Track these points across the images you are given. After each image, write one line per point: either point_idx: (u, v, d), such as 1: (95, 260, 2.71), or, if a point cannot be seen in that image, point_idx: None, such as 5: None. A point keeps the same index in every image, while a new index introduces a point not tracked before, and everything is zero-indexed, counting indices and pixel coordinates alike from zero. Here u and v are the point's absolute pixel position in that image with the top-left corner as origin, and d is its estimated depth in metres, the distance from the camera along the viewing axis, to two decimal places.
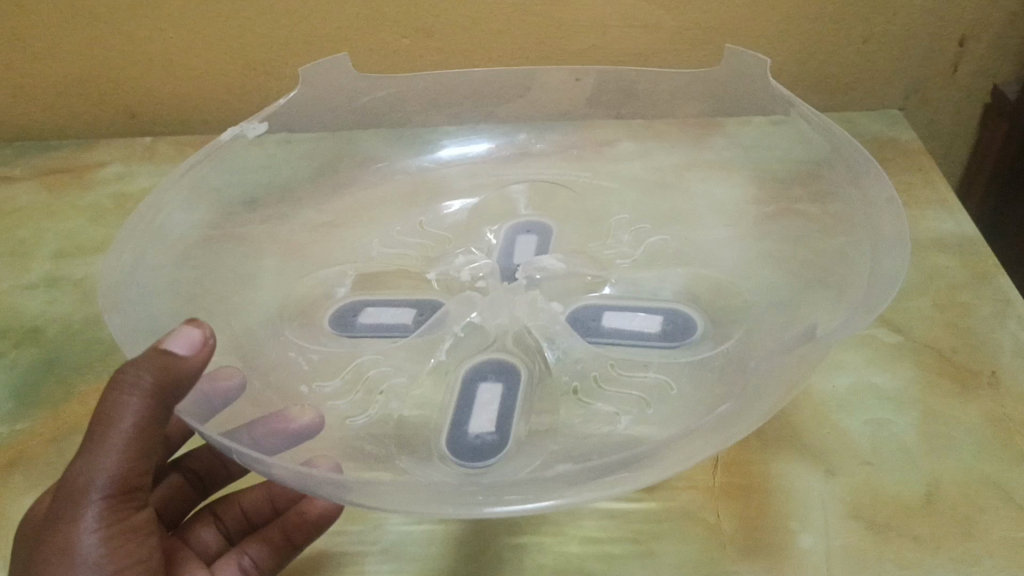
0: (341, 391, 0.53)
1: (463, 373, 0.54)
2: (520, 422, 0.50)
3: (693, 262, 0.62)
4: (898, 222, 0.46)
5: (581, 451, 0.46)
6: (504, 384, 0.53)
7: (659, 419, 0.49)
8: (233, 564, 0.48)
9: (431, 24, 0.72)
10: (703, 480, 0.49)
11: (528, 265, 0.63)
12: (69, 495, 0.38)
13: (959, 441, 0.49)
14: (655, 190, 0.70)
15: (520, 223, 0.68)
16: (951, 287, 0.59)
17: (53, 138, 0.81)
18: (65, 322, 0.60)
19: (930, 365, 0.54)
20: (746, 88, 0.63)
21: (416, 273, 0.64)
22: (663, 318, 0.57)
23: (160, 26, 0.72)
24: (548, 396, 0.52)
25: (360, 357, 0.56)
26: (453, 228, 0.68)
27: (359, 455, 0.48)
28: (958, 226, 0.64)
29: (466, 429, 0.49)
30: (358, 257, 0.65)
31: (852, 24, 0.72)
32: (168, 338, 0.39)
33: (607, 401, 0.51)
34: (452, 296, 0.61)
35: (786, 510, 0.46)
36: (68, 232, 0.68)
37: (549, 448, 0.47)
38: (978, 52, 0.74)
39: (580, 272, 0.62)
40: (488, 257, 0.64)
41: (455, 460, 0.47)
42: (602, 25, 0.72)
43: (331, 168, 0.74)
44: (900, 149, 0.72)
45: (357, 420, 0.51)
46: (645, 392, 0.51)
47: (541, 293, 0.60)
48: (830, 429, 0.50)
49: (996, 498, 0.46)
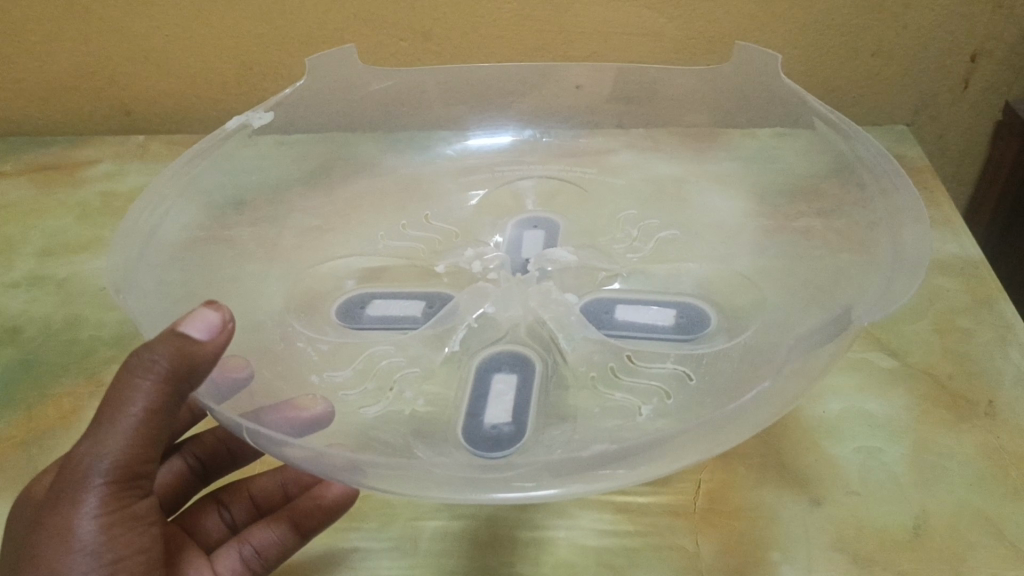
0: (354, 380, 0.53)
1: (477, 363, 0.54)
2: (537, 415, 0.49)
3: (711, 259, 0.61)
4: (924, 247, 0.46)
5: (597, 438, 0.46)
6: (519, 375, 0.53)
7: (678, 410, 0.48)
8: (233, 552, 0.46)
9: (431, 28, 0.70)
10: (683, 505, 0.47)
11: (539, 258, 0.62)
12: (70, 479, 0.36)
13: (952, 472, 0.48)
14: (657, 197, 0.69)
15: (526, 218, 0.67)
16: (951, 311, 0.58)
17: (48, 134, 0.80)
18: (45, 322, 0.59)
19: (927, 393, 0.52)
20: (760, 87, 0.63)
21: (423, 265, 0.63)
22: (676, 311, 0.56)
23: (156, 25, 0.72)
24: (563, 388, 0.52)
25: (373, 346, 0.55)
26: (453, 220, 0.67)
27: (376, 443, 0.47)
28: (962, 248, 0.63)
29: (482, 419, 0.49)
30: (366, 249, 0.65)
31: (860, 35, 0.70)
32: (185, 317, 0.37)
33: (627, 391, 0.51)
34: (462, 288, 0.61)
35: (769, 539, 0.45)
36: (54, 231, 0.68)
37: (566, 440, 0.47)
38: (989, 68, 0.72)
39: (592, 266, 0.62)
40: (498, 250, 0.64)
41: (470, 448, 0.47)
42: (603, 33, 0.71)
43: (325, 171, 0.72)
44: (906, 167, 0.70)
45: (370, 414, 0.50)
46: (665, 382, 0.50)
47: (555, 284, 0.60)
48: (818, 456, 0.49)
49: (986, 535, 0.44)
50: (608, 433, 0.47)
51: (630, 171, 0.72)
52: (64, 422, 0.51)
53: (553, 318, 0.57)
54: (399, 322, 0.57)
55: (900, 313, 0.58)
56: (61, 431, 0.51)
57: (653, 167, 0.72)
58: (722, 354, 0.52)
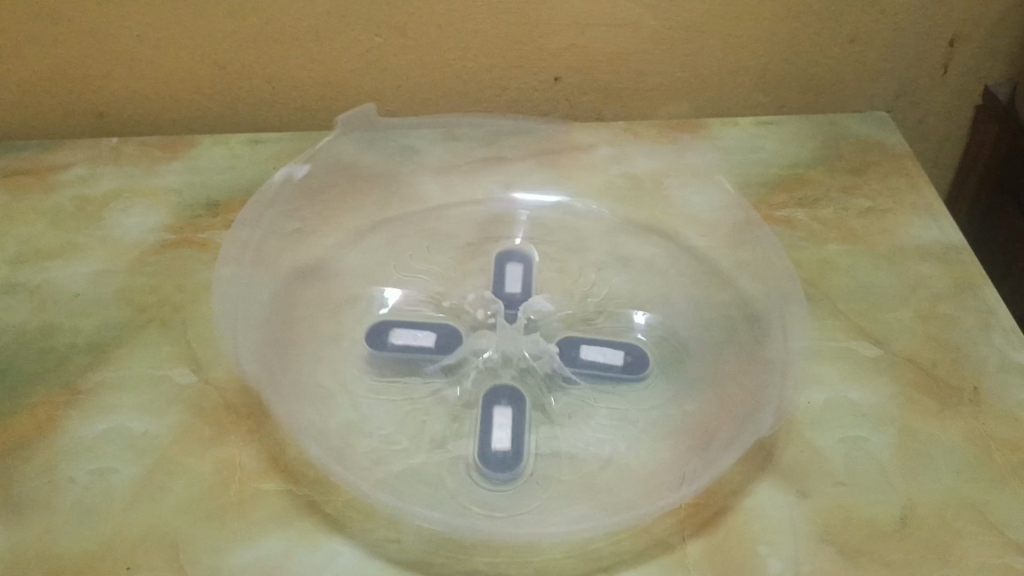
0: (332, 369, 0.53)
1: (451, 353, 0.54)
2: (521, 410, 0.50)
3: (684, 261, 0.60)
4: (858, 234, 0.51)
5: (579, 451, 0.48)
6: (494, 366, 0.53)
7: (645, 412, 0.50)
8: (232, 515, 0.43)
9: (406, 21, 0.68)
10: (668, 501, 0.45)
11: (492, 242, 0.63)
12: None
13: (938, 461, 0.47)
14: (631, 196, 0.67)
15: (484, 207, 0.67)
16: (934, 297, 0.56)
17: (7, 137, 0.75)
18: (17, 329, 0.56)
19: (911, 381, 0.51)
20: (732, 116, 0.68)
21: (393, 260, 0.62)
22: (623, 289, 0.59)
23: (126, 25, 0.69)
24: (536, 378, 0.52)
25: (352, 342, 0.55)
26: (420, 217, 0.66)
27: (369, 456, 0.48)
28: (943, 233, 0.60)
29: (470, 422, 0.49)
30: (340, 236, 0.64)
31: (840, 21, 0.69)
32: None
33: (595, 376, 0.52)
34: (428, 277, 0.61)
35: (755, 532, 0.44)
36: (25, 237, 0.64)
37: (554, 449, 0.48)
38: (968, 52, 0.72)
39: (540, 248, 0.63)
40: (461, 240, 0.64)
41: (467, 453, 0.48)
42: (581, 24, 0.69)
43: (301, 171, 0.69)
44: (886, 153, 0.68)
45: (345, 407, 0.51)
46: (628, 369, 0.52)
47: (499, 261, 0.61)
48: (803, 448, 0.48)
49: (974, 523, 0.44)
50: (587, 446, 0.48)
51: (608, 168, 0.69)
52: (38, 433, 0.49)
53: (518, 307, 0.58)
54: (367, 310, 0.58)
55: (883, 299, 0.56)
56: (34, 443, 0.49)
57: (632, 163, 0.70)
58: (681, 352, 0.54)
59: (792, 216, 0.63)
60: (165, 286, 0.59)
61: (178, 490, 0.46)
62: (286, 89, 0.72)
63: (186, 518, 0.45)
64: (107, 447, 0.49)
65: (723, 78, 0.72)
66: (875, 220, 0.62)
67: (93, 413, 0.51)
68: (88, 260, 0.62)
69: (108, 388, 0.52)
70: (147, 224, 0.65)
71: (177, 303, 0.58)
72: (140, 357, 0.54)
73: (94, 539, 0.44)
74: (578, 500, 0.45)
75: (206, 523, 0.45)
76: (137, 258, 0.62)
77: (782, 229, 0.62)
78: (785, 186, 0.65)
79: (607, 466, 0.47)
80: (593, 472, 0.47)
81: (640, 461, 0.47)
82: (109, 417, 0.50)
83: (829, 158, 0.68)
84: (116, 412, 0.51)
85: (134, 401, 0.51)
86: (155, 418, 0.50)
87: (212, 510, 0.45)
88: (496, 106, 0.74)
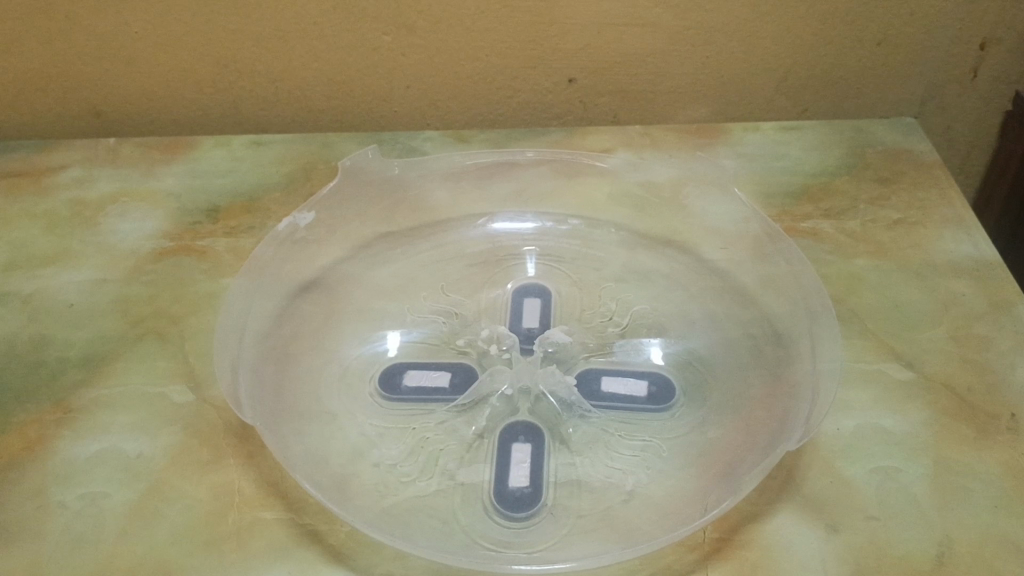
0: (337, 392, 0.51)
1: (462, 385, 0.51)
2: (536, 443, 0.48)
3: (705, 277, 0.58)
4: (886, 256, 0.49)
5: (597, 483, 0.45)
6: (507, 396, 0.51)
7: (667, 441, 0.47)
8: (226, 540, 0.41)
9: (414, 19, 0.65)
10: (690, 536, 0.43)
11: (506, 256, 0.61)
12: None
13: (974, 494, 0.44)
14: (649, 205, 0.64)
15: (501, 219, 0.64)
16: (967, 317, 0.53)
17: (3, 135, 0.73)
18: (8, 342, 0.54)
19: (944, 407, 0.48)
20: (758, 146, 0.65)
21: (405, 275, 0.60)
22: (642, 310, 0.56)
23: (124, 20, 0.66)
24: (550, 406, 0.50)
25: (359, 367, 0.53)
26: (432, 223, 0.63)
27: (375, 488, 0.45)
28: (976, 248, 0.58)
29: (484, 454, 0.47)
30: (347, 248, 0.61)
31: (866, 22, 0.66)
32: None
33: (612, 405, 0.50)
34: (439, 294, 0.58)
35: (782, 570, 0.41)
36: (18, 244, 0.62)
37: (571, 482, 0.45)
38: (999, 56, 0.69)
39: (558, 264, 0.60)
40: (475, 254, 0.61)
41: (480, 488, 0.45)
42: (597, 23, 0.66)
43: (306, 174, 0.67)
44: (914, 163, 0.66)
45: (351, 432, 0.48)
46: (649, 401, 0.50)
47: (514, 282, 0.59)
48: (833, 479, 0.45)
49: (1015, 561, 0.41)
50: (605, 477, 0.46)
51: (623, 175, 0.65)
52: (28, 453, 0.47)
53: (532, 331, 0.56)
54: (373, 326, 0.56)
55: (911, 319, 0.53)
56: (24, 464, 0.47)
57: (650, 168, 0.64)
58: (704, 376, 0.51)
59: (819, 228, 0.60)
60: (163, 296, 0.57)
61: (174, 517, 0.44)
62: (290, 89, 0.70)
63: (180, 548, 0.42)
64: (98, 469, 0.46)
65: (744, 81, 0.70)
66: (905, 233, 0.59)
67: (85, 433, 0.48)
68: (83, 268, 0.60)
69: (102, 407, 0.50)
70: (145, 229, 0.63)
71: (175, 315, 0.56)
72: (135, 373, 0.52)
73: (83, 569, 0.42)
74: (596, 533, 0.43)
75: (201, 553, 0.42)
76: (134, 267, 0.60)
77: (808, 242, 0.59)
78: (810, 197, 0.63)
79: (628, 499, 0.45)
80: (613, 506, 0.44)
81: (663, 493, 0.45)
82: (101, 437, 0.48)
83: (856, 167, 0.65)
84: (109, 432, 0.48)
85: (129, 420, 0.49)
86: (150, 439, 0.48)
87: (208, 538, 0.43)
88: (508, 108, 0.71)
